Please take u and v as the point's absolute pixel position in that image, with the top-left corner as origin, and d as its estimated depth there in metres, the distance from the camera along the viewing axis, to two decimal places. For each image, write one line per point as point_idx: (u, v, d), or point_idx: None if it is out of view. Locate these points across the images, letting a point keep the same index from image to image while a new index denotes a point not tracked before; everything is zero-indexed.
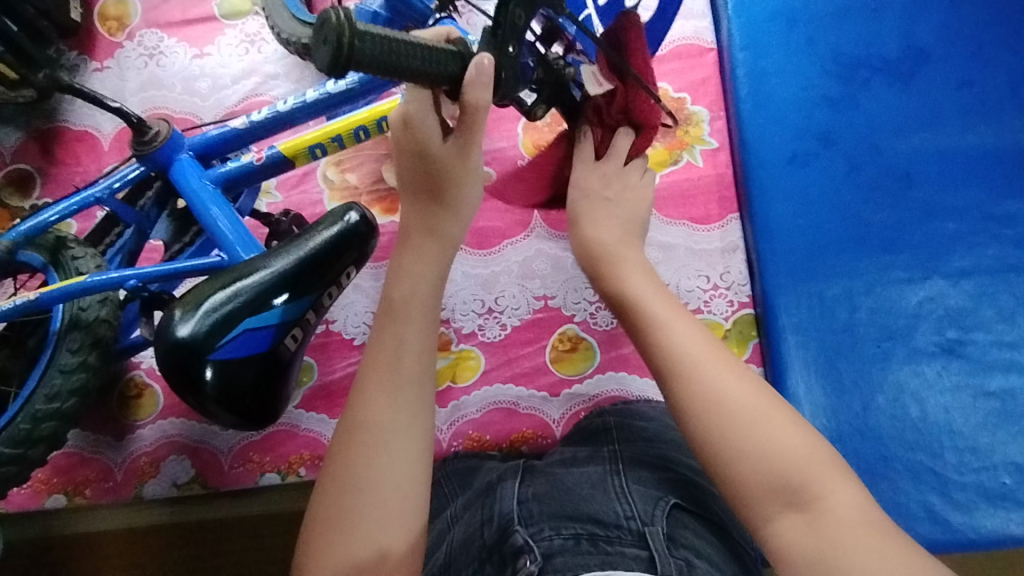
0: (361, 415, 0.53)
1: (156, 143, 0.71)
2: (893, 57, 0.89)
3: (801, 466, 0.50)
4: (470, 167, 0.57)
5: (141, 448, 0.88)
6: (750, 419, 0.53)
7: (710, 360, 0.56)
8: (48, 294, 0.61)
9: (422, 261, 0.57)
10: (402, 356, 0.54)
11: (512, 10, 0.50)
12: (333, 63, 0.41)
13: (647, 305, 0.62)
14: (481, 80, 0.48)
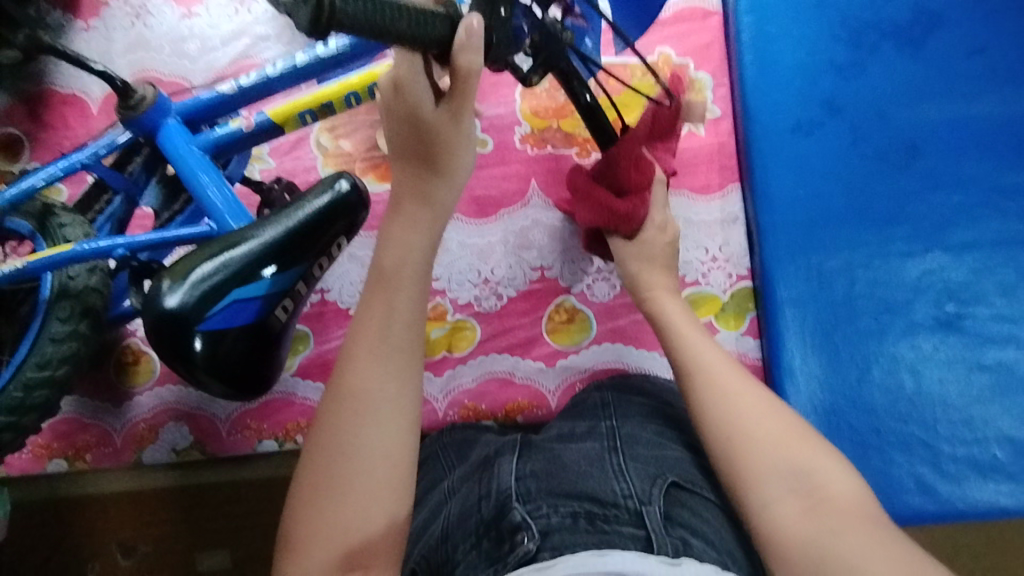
0: (351, 383, 0.53)
1: (142, 108, 0.69)
2: (905, 21, 0.85)
3: (815, 476, 0.54)
4: (463, 133, 0.54)
5: (139, 414, 0.90)
6: (766, 428, 0.58)
7: (731, 375, 0.62)
8: (38, 262, 0.60)
9: (409, 227, 0.56)
10: (392, 325, 0.55)
11: None
12: (313, 26, 0.38)
13: (682, 328, 0.69)
14: (473, 44, 0.46)
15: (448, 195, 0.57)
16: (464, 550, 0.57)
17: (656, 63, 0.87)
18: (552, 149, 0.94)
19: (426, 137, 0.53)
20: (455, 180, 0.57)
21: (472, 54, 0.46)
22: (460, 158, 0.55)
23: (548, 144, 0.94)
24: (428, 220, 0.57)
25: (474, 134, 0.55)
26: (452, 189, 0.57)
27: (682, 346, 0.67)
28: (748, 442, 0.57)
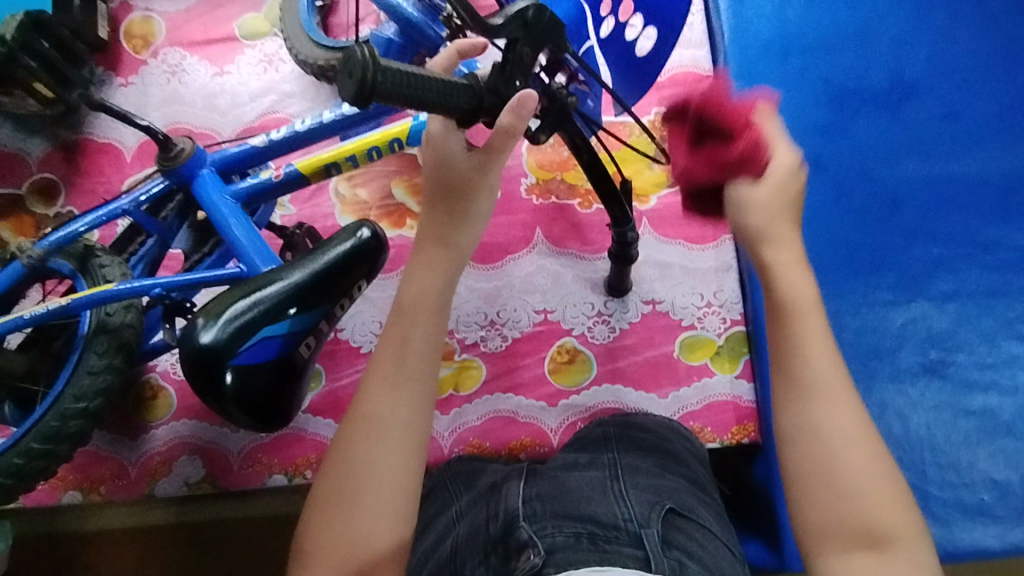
0: (366, 407, 0.57)
1: (181, 159, 0.75)
2: (884, 88, 0.91)
3: (893, 535, 0.47)
4: (487, 180, 0.59)
5: (153, 447, 0.93)
6: (860, 469, 0.48)
7: (843, 394, 0.49)
8: (79, 299, 0.65)
9: (428, 264, 0.60)
10: (407, 356, 0.58)
11: (520, 49, 0.53)
12: (356, 96, 0.41)
13: (807, 319, 0.50)
14: (519, 109, 0.51)
15: (466, 240, 0.61)
16: (473, 566, 0.61)
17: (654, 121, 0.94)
18: (556, 199, 1.00)
19: (455, 181, 0.59)
20: (475, 225, 0.61)
21: (512, 116, 0.51)
22: (481, 203, 0.60)
23: (553, 195, 1.00)
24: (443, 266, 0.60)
25: (496, 181, 0.60)
26: (473, 237, 0.61)
27: (798, 342, 0.50)
28: (832, 481, 0.48)
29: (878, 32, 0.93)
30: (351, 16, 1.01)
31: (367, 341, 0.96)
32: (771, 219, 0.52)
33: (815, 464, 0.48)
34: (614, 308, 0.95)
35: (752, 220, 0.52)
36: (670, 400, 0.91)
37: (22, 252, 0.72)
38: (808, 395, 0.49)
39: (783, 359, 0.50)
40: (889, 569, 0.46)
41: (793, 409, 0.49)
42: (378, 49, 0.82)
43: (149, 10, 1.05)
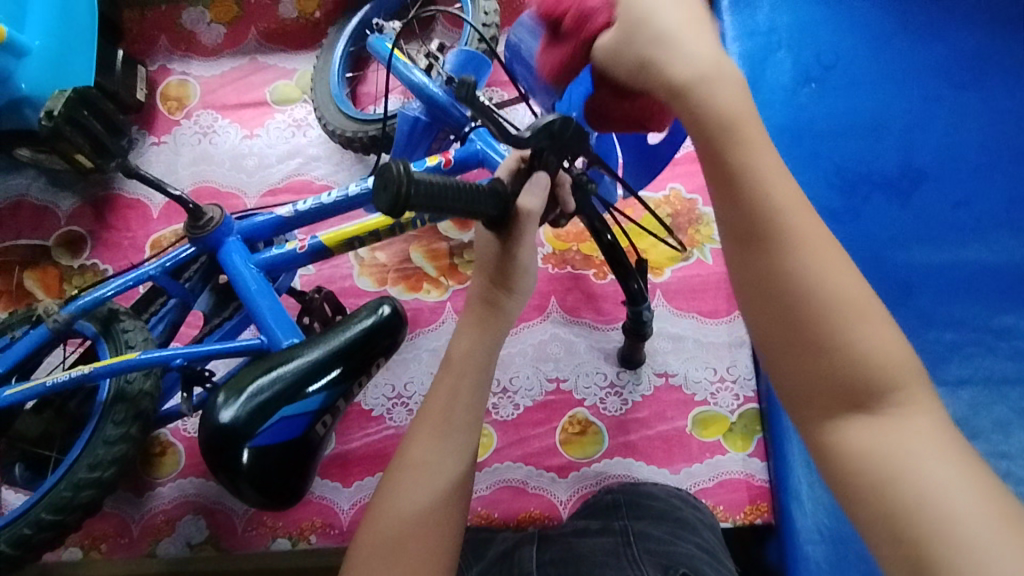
0: (412, 455, 0.57)
1: (209, 228, 0.77)
2: (894, 174, 0.93)
3: (891, 378, 0.40)
4: (525, 265, 0.57)
5: (158, 505, 0.93)
6: (839, 307, 0.41)
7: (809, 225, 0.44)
8: (100, 368, 0.65)
9: (473, 325, 0.59)
10: (456, 411, 0.58)
11: (546, 156, 0.56)
12: (390, 207, 0.45)
13: (744, 132, 0.45)
14: (532, 188, 0.55)
15: (513, 304, 0.59)
16: None
17: (668, 196, 1.03)
18: (572, 269, 1.02)
19: (491, 268, 0.57)
20: (523, 297, 0.58)
21: (528, 196, 0.54)
22: (523, 283, 0.58)
23: (568, 265, 1.02)
24: (468, 344, 0.59)
25: (533, 267, 0.57)
26: (519, 301, 0.59)
27: (742, 166, 0.44)
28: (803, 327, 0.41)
29: (884, 120, 0.95)
30: (379, 86, 1.05)
31: (378, 405, 0.96)
32: (681, 61, 0.46)
33: (787, 310, 0.42)
34: (627, 380, 0.95)
35: (650, 48, 0.47)
36: (682, 476, 0.90)
37: (47, 315, 0.72)
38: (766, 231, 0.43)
39: (735, 196, 0.44)
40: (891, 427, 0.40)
41: (745, 258, 0.44)
42: (404, 126, 0.85)
43: (185, 73, 1.10)
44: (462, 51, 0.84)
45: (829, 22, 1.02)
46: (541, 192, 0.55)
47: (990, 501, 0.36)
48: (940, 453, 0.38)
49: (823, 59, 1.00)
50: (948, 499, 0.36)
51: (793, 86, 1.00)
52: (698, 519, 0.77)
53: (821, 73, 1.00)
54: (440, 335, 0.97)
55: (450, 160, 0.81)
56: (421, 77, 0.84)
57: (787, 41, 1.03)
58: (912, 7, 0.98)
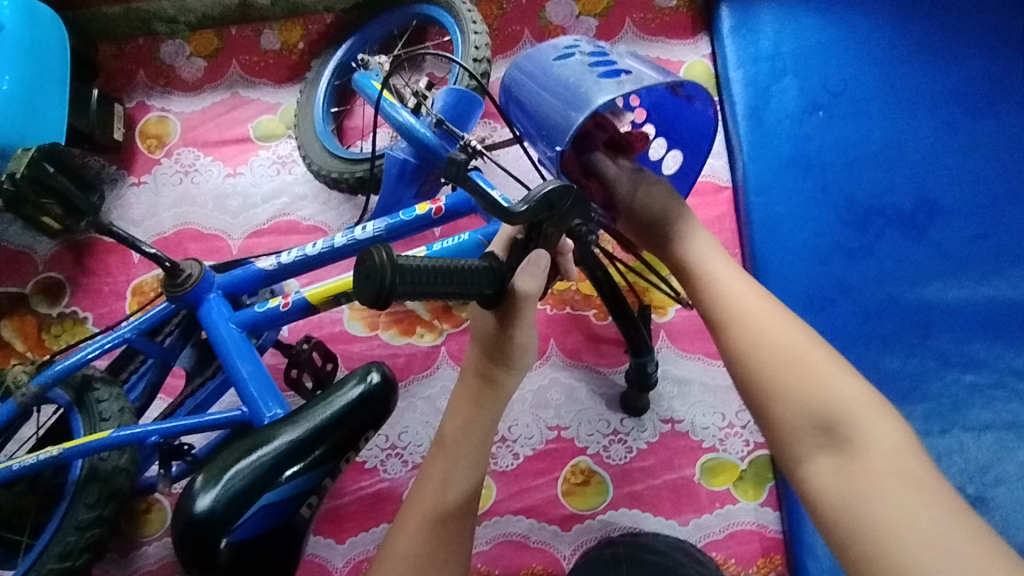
0: (400, 547, 0.52)
1: (187, 285, 0.73)
2: (908, 208, 0.87)
3: (847, 413, 0.50)
4: (522, 342, 0.53)
5: (144, 566, 0.85)
6: (791, 360, 0.53)
7: (761, 308, 0.58)
8: (71, 450, 0.62)
9: (466, 399, 0.55)
10: (447, 500, 0.53)
11: (546, 230, 0.53)
12: (374, 299, 0.41)
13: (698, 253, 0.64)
14: (531, 267, 0.51)
15: (512, 381, 0.55)
16: None
17: None
18: (571, 309, 0.98)
19: (487, 342, 0.54)
20: (523, 372, 0.55)
21: (528, 277, 0.50)
22: (522, 359, 0.54)
23: (568, 305, 0.98)
24: (459, 425, 0.54)
25: (533, 343, 0.54)
26: (518, 377, 0.55)
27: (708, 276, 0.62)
28: (773, 379, 0.54)
29: (896, 147, 0.90)
30: (366, 120, 1.01)
31: (372, 456, 0.90)
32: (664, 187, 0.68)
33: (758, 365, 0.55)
34: (631, 427, 0.91)
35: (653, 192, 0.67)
36: (692, 527, 0.85)
37: (17, 388, 0.68)
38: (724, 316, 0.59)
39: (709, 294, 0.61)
40: (856, 461, 0.48)
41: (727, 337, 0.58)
42: (392, 169, 0.81)
43: (165, 109, 1.05)
44: (451, 90, 0.80)
45: (835, 46, 0.97)
46: (541, 270, 0.51)
47: (948, 528, 0.43)
48: (900, 487, 0.46)
49: (829, 85, 0.95)
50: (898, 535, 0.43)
51: (799, 115, 0.95)
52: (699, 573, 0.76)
53: (829, 100, 0.95)
54: (435, 382, 0.92)
55: (442, 207, 0.77)
56: (407, 116, 0.78)
57: (792, 68, 0.98)
58: (920, 29, 0.95)
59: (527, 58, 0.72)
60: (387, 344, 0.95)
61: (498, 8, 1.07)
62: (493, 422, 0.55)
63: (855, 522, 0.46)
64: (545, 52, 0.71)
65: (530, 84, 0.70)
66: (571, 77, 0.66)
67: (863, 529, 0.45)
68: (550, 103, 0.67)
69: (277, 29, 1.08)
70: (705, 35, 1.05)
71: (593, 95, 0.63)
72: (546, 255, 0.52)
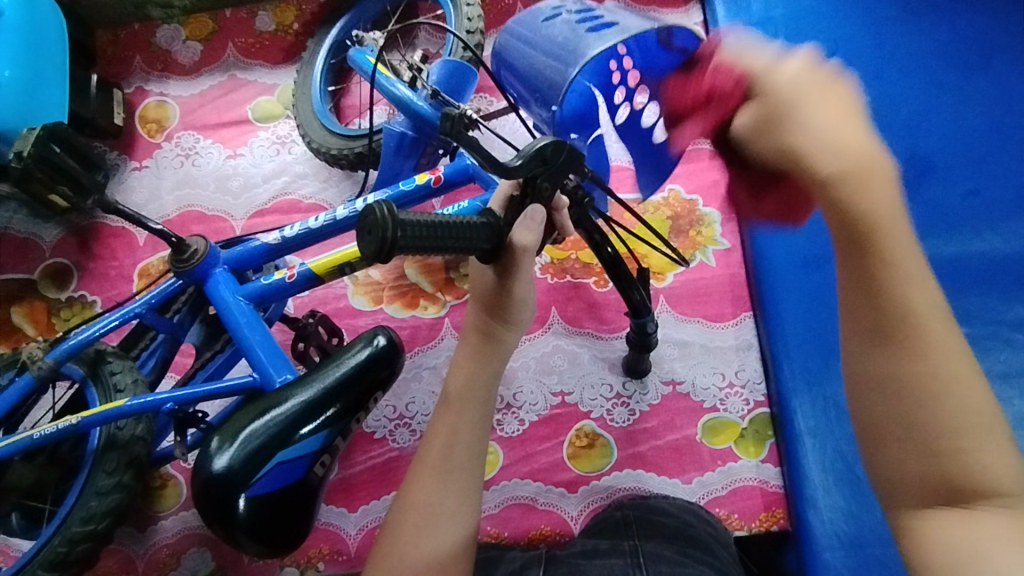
0: (413, 499, 0.54)
1: (194, 260, 0.75)
2: (901, 166, 0.88)
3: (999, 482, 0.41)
4: (520, 295, 0.54)
5: (162, 539, 0.87)
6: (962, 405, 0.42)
7: (938, 313, 0.44)
8: (89, 418, 0.63)
9: (469, 354, 0.56)
10: (456, 448, 0.55)
11: (540, 184, 0.53)
12: (376, 253, 0.42)
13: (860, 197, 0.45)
14: (527, 222, 0.52)
15: (512, 336, 0.57)
16: None
17: (667, 198, 1.01)
18: (572, 278, 1.00)
19: (487, 297, 0.55)
20: (522, 328, 0.56)
21: (524, 231, 0.52)
22: (521, 315, 0.56)
23: (568, 274, 1.00)
24: (466, 379, 0.56)
25: (531, 295, 0.55)
26: (518, 332, 0.57)
27: (884, 257, 0.44)
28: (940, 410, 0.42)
29: (887, 107, 0.91)
30: (363, 97, 1.02)
31: (381, 426, 0.92)
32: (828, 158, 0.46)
33: (884, 371, 0.43)
34: (633, 390, 0.93)
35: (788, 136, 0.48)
36: (695, 485, 0.87)
37: (32, 362, 0.70)
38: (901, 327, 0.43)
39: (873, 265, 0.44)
40: (982, 526, 0.41)
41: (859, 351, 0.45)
42: (391, 142, 0.82)
43: (163, 94, 1.06)
44: (447, 61, 0.81)
45: (823, 8, 0.98)
46: (536, 225, 0.52)
47: None
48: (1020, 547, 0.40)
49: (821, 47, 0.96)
50: None
51: None
52: (708, 533, 0.76)
53: None
54: (439, 353, 0.94)
55: (440, 176, 0.78)
56: (405, 91, 0.80)
57: (785, 31, 0.98)
58: None
59: (518, 23, 0.73)
60: (391, 317, 0.97)
61: None
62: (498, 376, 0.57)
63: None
64: (534, 14, 0.72)
65: (522, 47, 0.71)
66: (567, 37, 0.66)
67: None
68: (542, 64, 0.68)
69: (272, 10, 1.08)
70: (696, 4, 1.06)
71: (584, 48, 0.64)
72: (542, 211, 0.53)
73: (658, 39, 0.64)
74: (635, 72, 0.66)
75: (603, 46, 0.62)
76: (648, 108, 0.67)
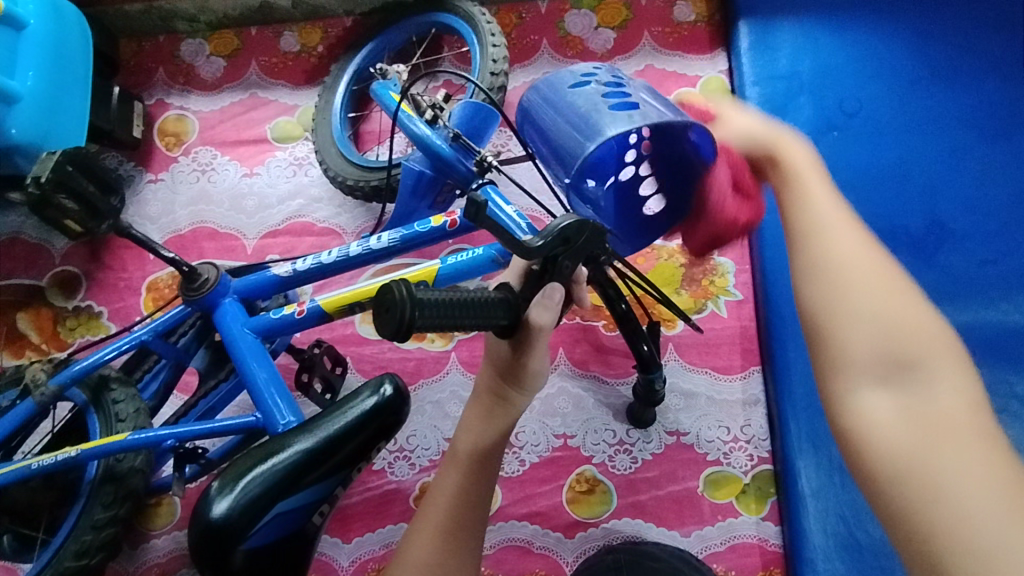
0: (412, 556, 0.53)
1: (204, 289, 0.74)
2: (920, 233, 0.87)
3: (917, 355, 0.44)
4: (536, 368, 0.54)
5: (154, 559, 0.86)
6: (874, 287, 0.47)
7: (842, 216, 0.52)
8: (88, 451, 0.63)
9: (479, 414, 0.56)
10: (460, 508, 0.54)
11: (561, 263, 0.52)
12: (394, 332, 0.41)
13: (802, 171, 0.55)
14: (545, 301, 0.51)
15: (524, 400, 0.56)
16: None
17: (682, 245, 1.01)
18: (581, 320, 0.99)
19: (501, 364, 0.55)
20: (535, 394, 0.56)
21: (541, 310, 0.51)
22: (535, 382, 0.55)
23: (577, 314, 1.00)
24: (473, 438, 0.56)
25: (546, 369, 0.55)
26: (530, 396, 0.56)
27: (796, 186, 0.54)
28: (842, 291, 0.47)
29: (909, 169, 0.91)
30: (383, 124, 1.02)
31: (381, 458, 0.92)
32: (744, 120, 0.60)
33: (810, 257, 0.50)
34: (637, 438, 0.92)
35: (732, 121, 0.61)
36: (693, 539, 0.87)
37: (35, 386, 0.70)
38: (812, 232, 0.51)
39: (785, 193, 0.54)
40: (913, 397, 0.43)
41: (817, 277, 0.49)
42: (408, 180, 0.82)
43: (183, 107, 1.06)
44: (469, 102, 0.81)
45: (856, 66, 0.99)
46: (554, 304, 0.51)
47: (995, 478, 0.39)
48: (962, 433, 0.41)
49: (846, 106, 0.98)
50: (943, 465, 0.40)
51: (815, 133, 0.98)
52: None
53: (845, 121, 0.98)
54: (444, 387, 0.94)
55: (456, 219, 0.77)
56: (423, 128, 0.80)
57: (809, 87, 1.01)
58: (939, 50, 0.91)
59: (544, 81, 0.69)
60: (397, 348, 0.96)
61: (517, 18, 1.09)
62: (505, 435, 0.56)
63: (901, 457, 0.41)
64: (562, 77, 0.68)
65: (545, 107, 0.68)
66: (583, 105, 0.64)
67: (924, 516, 0.39)
68: (562, 126, 0.65)
69: (297, 31, 1.09)
70: (723, 51, 1.09)
71: (606, 125, 0.60)
72: (560, 289, 0.52)
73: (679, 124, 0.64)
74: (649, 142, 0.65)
75: (623, 128, 0.58)
76: (648, 180, 0.68)
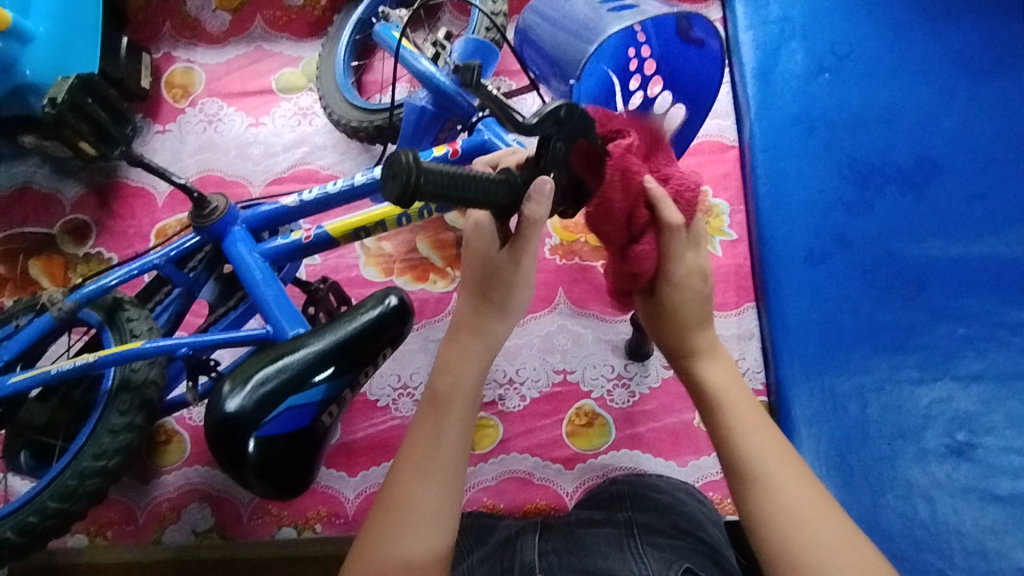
0: (398, 489, 0.55)
1: (214, 216, 0.77)
2: (908, 167, 0.90)
3: None
4: (523, 275, 0.56)
5: (164, 493, 0.88)
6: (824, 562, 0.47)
7: (797, 476, 0.52)
8: (105, 357, 0.65)
9: (460, 350, 0.59)
10: (443, 440, 0.57)
11: (553, 145, 0.50)
12: (398, 197, 0.42)
13: (726, 398, 0.57)
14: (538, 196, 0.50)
15: (503, 328, 0.60)
16: None
17: None
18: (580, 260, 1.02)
19: (482, 279, 0.57)
20: (513, 321, 0.60)
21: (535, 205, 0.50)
22: (515, 300, 0.58)
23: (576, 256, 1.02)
24: (452, 376, 0.58)
25: (530, 280, 0.58)
26: (509, 324, 0.60)
27: (739, 433, 0.55)
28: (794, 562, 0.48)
29: (898, 109, 0.93)
30: (385, 74, 1.05)
31: (384, 395, 0.94)
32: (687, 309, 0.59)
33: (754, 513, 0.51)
34: (635, 372, 0.95)
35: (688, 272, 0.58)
36: (690, 469, 0.89)
37: (52, 304, 0.72)
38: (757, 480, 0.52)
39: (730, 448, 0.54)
40: None
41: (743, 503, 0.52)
42: (411, 116, 0.84)
43: (190, 60, 1.09)
44: (469, 39, 0.83)
45: (844, 10, 1.00)
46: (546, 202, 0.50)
47: None
48: None
49: (836, 49, 0.98)
50: None
51: (807, 76, 0.98)
52: (700, 509, 0.75)
53: (836, 63, 0.97)
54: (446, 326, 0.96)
55: (457, 149, 0.79)
56: (426, 66, 0.83)
57: (801, 32, 1.00)
58: None
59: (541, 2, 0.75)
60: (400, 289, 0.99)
61: None
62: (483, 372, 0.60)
63: None
64: None
65: (545, 25, 0.73)
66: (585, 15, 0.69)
67: None
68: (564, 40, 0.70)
69: None
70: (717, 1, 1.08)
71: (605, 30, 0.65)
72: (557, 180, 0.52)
73: (677, 29, 0.70)
74: (652, 60, 0.71)
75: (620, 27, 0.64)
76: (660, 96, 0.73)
